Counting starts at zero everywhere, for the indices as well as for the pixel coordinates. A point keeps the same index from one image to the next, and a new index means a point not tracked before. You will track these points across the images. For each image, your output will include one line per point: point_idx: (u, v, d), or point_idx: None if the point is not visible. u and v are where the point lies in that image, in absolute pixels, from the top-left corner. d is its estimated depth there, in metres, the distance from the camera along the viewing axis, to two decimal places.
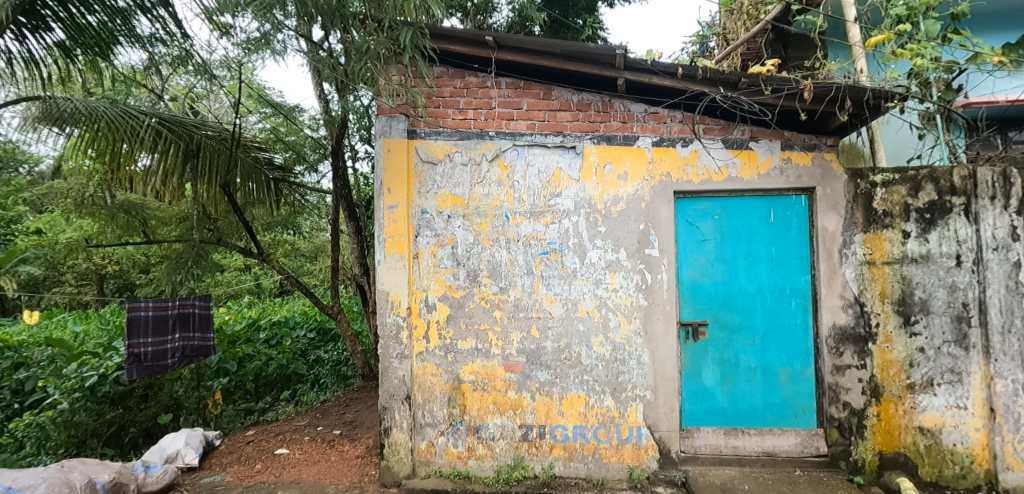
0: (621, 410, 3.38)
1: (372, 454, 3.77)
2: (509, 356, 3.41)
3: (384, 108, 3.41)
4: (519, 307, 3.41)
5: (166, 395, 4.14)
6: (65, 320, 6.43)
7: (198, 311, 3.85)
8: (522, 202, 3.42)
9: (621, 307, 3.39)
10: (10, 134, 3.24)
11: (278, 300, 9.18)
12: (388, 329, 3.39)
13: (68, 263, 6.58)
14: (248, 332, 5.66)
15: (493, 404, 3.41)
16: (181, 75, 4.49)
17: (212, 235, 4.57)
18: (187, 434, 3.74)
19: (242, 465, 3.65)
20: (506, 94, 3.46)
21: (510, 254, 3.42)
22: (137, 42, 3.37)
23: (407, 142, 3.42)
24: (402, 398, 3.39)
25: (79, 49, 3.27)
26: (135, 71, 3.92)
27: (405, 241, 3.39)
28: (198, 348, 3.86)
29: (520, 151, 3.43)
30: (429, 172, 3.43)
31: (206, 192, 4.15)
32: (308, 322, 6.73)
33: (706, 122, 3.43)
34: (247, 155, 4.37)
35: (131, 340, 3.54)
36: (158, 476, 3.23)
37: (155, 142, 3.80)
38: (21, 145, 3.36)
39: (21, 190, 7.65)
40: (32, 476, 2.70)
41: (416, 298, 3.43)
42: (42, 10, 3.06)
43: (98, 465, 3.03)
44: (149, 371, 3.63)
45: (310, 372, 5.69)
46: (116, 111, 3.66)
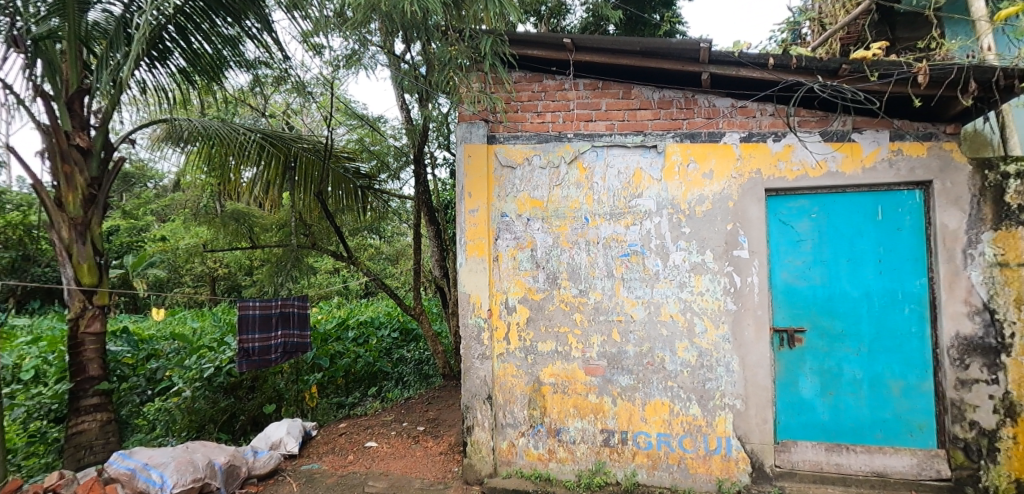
0: (708, 419, 3.23)
1: (454, 452, 3.88)
2: (589, 359, 3.38)
3: (465, 115, 3.50)
4: (599, 310, 3.37)
5: (270, 388, 4.52)
6: (184, 316, 7.22)
7: (297, 310, 4.10)
8: (602, 203, 3.38)
9: (707, 311, 3.25)
10: (139, 152, 3.89)
11: (364, 301, 9.70)
12: (470, 330, 3.48)
13: (187, 266, 7.40)
14: (338, 330, 6.03)
15: (574, 408, 3.39)
16: (281, 93, 4.92)
17: (308, 240, 4.90)
18: (289, 424, 4.03)
19: (336, 455, 3.89)
20: (584, 95, 3.44)
21: (590, 257, 3.39)
22: (244, 65, 3.83)
23: (486, 147, 3.49)
24: (483, 398, 3.46)
25: (197, 74, 3.79)
26: (242, 91, 4.36)
27: (485, 244, 3.46)
28: (298, 344, 4.11)
29: (599, 152, 3.39)
30: (509, 176, 3.49)
31: (303, 201, 4.47)
32: (391, 322, 7.03)
33: (801, 114, 3.20)
34: (337, 166, 4.60)
35: (242, 336, 3.85)
36: (265, 461, 3.51)
37: (259, 155, 4.11)
38: (149, 162, 3.99)
39: (151, 202, 8.76)
40: (165, 455, 3.06)
41: (496, 300, 3.48)
42: (168, 42, 3.54)
43: (216, 448, 3.33)
44: (256, 365, 3.91)
45: (395, 370, 5.95)
46: (226, 128, 3.99)
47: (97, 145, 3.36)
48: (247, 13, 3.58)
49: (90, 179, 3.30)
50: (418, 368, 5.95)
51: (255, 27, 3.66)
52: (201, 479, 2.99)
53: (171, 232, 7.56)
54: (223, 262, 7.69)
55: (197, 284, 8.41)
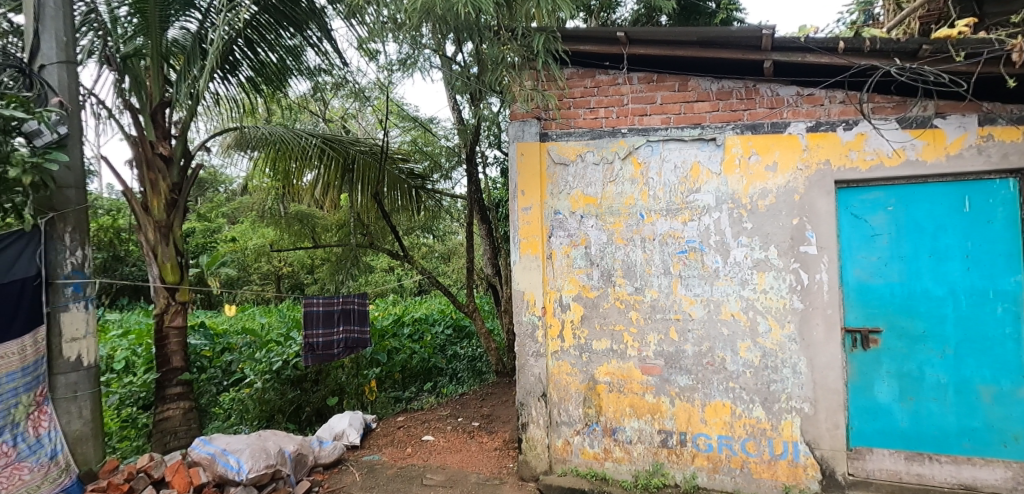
0: (774, 422, 3.10)
1: (509, 448, 3.92)
2: (646, 358, 3.32)
3: (517, 113, 3.53)
4: (656, 308, 3.31)
5: (333, 380, 4.78)
6: (253, 312, 7.69)
7: (357, 306, 4.30)
8: (658, 199, 3.31)
9: (772, 309, 3.11)
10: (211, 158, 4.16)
11: (418, 298, 9.95)
12: (525, 327, 3.51)
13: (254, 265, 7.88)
14: (395, 327, 6.23)
15: (630, 407, 3.34)
16: (339, 98, 5.13)
17: (366, 239, 5.08)
18: (351, 416, 4.20)
19: (395, 448, 4.01)
20: (639, 89, 3.38)
21: (645, 254, 3.33)
22: (306, 73, 4.04)
23: (539, 145, 3.51)
24: (538, 395, 3.48)
25: (264, 83, 4.02)
26: (304, 98, 4.58)
27: (539, 242, 3.48)
28: (358, 340, 4.31)
29: (654, 146, 3.32)
30: (562, 172, 3.48)
31: (362, 201, 4.61)
32: (445, 319, 7.16)
33: (875, 100, 3.00)
34: (393, 167, 4.75)
35: (307, 331, 4.01)
36: (330, 451, 3.68)
37: (320, 158, 4.31)
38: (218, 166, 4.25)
39: (222, 205, 9.37)
40: (241, 441, 3.23)
41: (550, 298, 3.49)
42: (238, 56, 3.77)
43: (286, 436, 3.50)
44: (320, 359, 4.06)
45: (449, 367, 6.06)
46: (289, 134, 4.25)
47: (178, 153, 3.61)
48: (309, 24, 3.79)
49: (172, 184, 3.56)
50: (471, 365, 6.04)
51: (316, 37, 3.89)
52: (273, 466, 3.16)
53: (240, 233, 8.04)
54: (286, 261, 8.12)
55: (264, 282, 8.92)
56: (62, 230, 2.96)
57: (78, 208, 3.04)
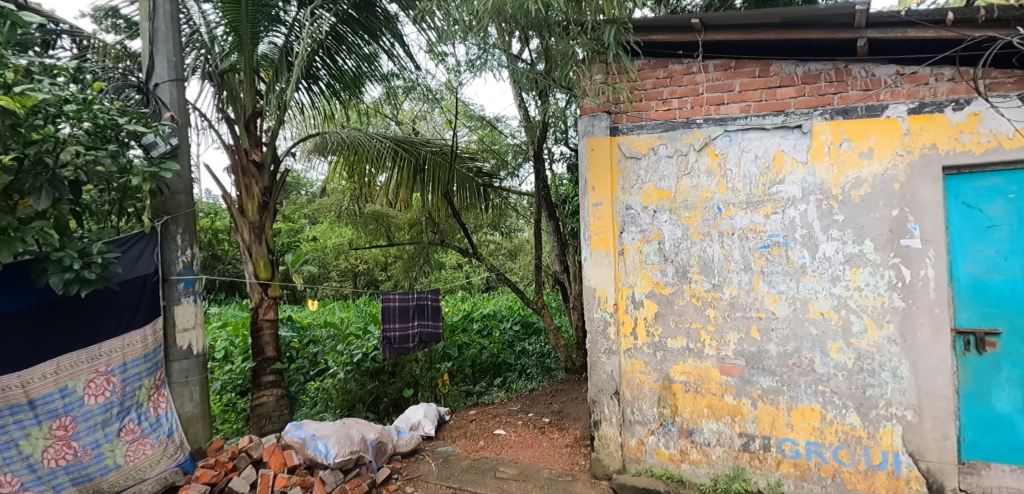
0: (870, 430, 2.87)
1: (581, 445, 3.93)
2: (725, 358, 3.18)
3: (587, 108, 3.52)
4: (735, 306, 3.16)
5: (408, 374, 4.94)
6: (333, 307, 8.19)
7: (431, 302, 4.42)
8: (737, 191, 3.16)
9: (868, 308, 2.88)
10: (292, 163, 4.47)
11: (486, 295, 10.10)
12: (596, 324, 3.50)
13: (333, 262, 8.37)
14: (464, 322, 6.40)
15: (708, 409, 3.22)
16: (411, 101, 5.33)
17: (437, 237, 5.24)
18: (425, 407, 4.35)
19: (468, 440, 4.12)
20: (715, 77, 3.24)
21: (723, 249, 3.20)
22: (379, 79, 4.22)
23: (609, 140, 3.47)
24: (610, 393, 3.45)
25: (342, 90, 4.25)
26: (378, 102, 4.79)
27: (610, 238, 3.45)
28: (432, 334, 4.41)
29: (732, 136, 3.17)
30: (633, 167, 3.43)
31: (433, 201, 4.75)
32: (513, 315, 7.21)
33: (991, 76, 2.69)
34: (462, 167, 4.86)
35: (385, 325, 4.21)
36: (407, 441, 3.83)
37: (393, 159, 4.50)
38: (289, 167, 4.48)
39: (304, 207, 10.06)
40: (327, 428, 3.44)
41: (623, 295, 3.45)
42: (319, 66, 4.02)
43: (367, 425, 3.69)
44: (397, 352, 4.26)
45: (518, 362, 6.01)
46: (365, 138, 4.45)
47: (268, 159, 3.88)
48: (382, 31, 3.97)
49: (263, 188, 3.83)
50: (540, 360, 5.99)
51: (389, 43, 4.07)
52: (356, 452, 3.34)
53: (320, 233, 8.56)
54: (362, 259, 8.56)
55: (342, 279, 9.46)
56: (174, 231, 3.29)
57: (188, 211, 3.36)
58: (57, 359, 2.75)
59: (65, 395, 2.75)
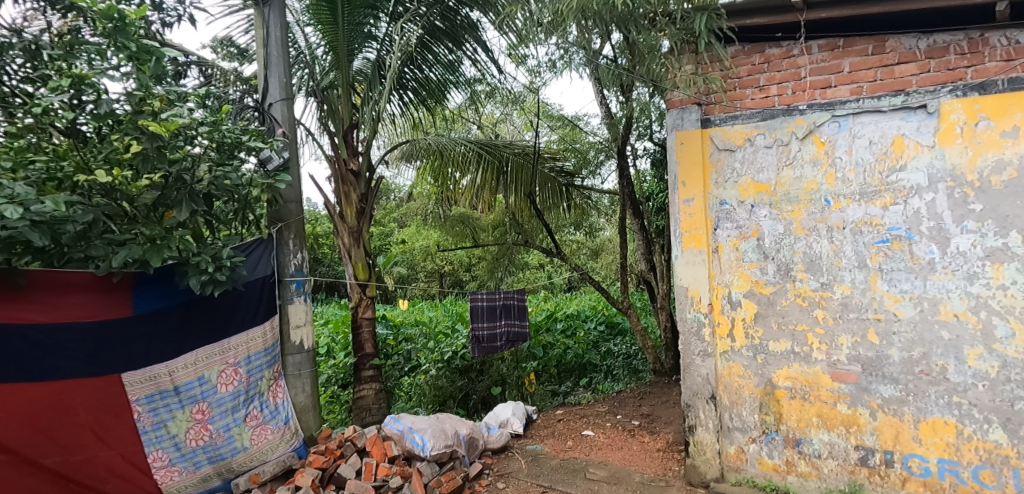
0: (1021, 449, 2.51)
1: (674, 450, 3.82)
2: (836, 363, 2.93)
3: (676, 101, 3.40)
4: (848, 307, 2.90)
5: (495, 372, 5.08)
6: (421, 306, 8.60)
7: (517, 302, 4.48)
8: (848, 182, 2.91)
9: (1016, 309, 2.52)
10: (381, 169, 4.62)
11: (568, 295, 10.07)
12: (689, 325, 3.39)
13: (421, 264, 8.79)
14: (548, 322, 6.45)
15: (818, 417, 2.99)
16: (493, 106, 5.46)
17: (520, 238, 5.27)
18: (513, 406, 4.43)
19: (556, 439, 4.14)
20: (820, 58, 3.00)
21: (833, 245, 2.95)
22: (462, 84, 4.37)
23: (700, 133, 3.32)
24: (706, 397, 3.32)
25: (428, 98, 4.44)
26: (461, 107, 4.95)
27: (703, 235, 3.31)
28: (519, 333, 4.50)
29: (842, 122, 2.92)
30: (728, 159, 3.25)
31: (515, 202, 4.83)
32: (597, 315, 7.10)
33: None
34: (545, 167, 4.89)
35: (474, 324, 4.35)
36: (497, 438, 3.93)
37: (477, 162, 4.65)
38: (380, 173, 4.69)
39: (393, 212, 10.65)
40: (423, 422, 3.64)
41: (718, 294, 3.29)
42: (408, 77, 4.24)
43: (460, 420, 3.83)
44: (485, 350, 4.39)
45: (604, 363, 5.92)
46: (452, 144, 4.60)
47: (363, 168, 4.13)
48: (465, 37, 4.11)
49: (360, 195, 4.08)
50: (627, 362, 5.85)
51: (472, 49, 4.19)
52: (450, 446, 3.50)
53: (408, 235, 8.98)
54: (447, 260, 8.89)
55: (429, 279, 9.90)
56: (287, 236, 3.61)
57: (298, 218, 3.67)
58: (196, 351, 3.12)
59: (202, 383, 3.11)
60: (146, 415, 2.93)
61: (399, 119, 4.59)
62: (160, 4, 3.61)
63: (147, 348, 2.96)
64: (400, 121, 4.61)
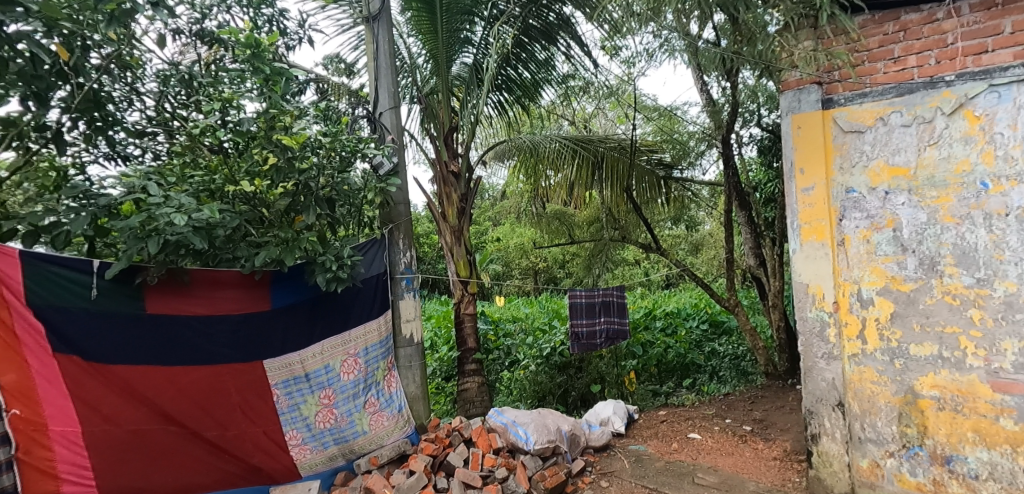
0: None
1: (792, 460, 3.57)
2: (998, 371, 2.53)
3: (791, 83, 3.21)
4: (1014, 307, 2.49)
5: (594, 369, 5.03)
6: (516, 302, 8.79)
7: (617, 299, 4.46)
8: (1011, 161, 2.48)
9: None
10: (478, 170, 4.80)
11: (666, 292, 9.71)
12: (810, 325, 3.16)
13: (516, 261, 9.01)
14: (646, 320, 6.28)
15: (975, 433, 2.60)
16: (586, 100, 5.41)
17: (618, 234, 5.24)
18: (614, 404, 4.35)
19: (660, 441, 4.02)
20: (972, 20, 2.59)
21: (992, 235, 2.54)
22: (555, 81, 4.39)
23: (821, 115, 3.07)
24: (833, 404, 3.08)
25: (522, 98, 4.48)
26: (554, 104, 4.96)
27: (825, 227, 3.06)
28: (618, 331, 4.45)
29: (1002, 92, 2.49)
30: (855, 142, 2.96)
31: (611, 196, 4.74)
32: (699, 313, 6.77)
33: None
34: (641, 160, 4.76)
35: (573, 321, 4.32)
36: (599, 435, 3.91)
37: (572, 159, 4.63)
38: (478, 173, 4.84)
39: (487, 211, 10.98)
40: (526, 415, 3.65)
41: (844, 291, 3.01)
42: (504, 78, 4.31)
43: (561, 416, 3.81)
44: (585, 348, 4.35)
45: (708, 364, 5.64)
46: (548, 143, 4.70)
47: (463, 169, 4.28)
48: (559, 33, 4.12)
49: (460, 195, 4.24)
50: (735, 364, 5.54)
51: (566, 44, 4.18)
52: (553, 441, 3.51)
53: (503, 233, 9.23)
54: (541, 258, 8.99)
55: (523, 276, 10.07)
56: (397, 236, 3.86)
57: (405, 219, 3.90)
58: (322, 342, 3.44)
59: (328, 371, 3.43)
60: (283, 397, 3.27)
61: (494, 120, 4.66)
62: (285, 30, 4.03)
63: (283, 338, 3.31)
64: (495, 122, 4.67)
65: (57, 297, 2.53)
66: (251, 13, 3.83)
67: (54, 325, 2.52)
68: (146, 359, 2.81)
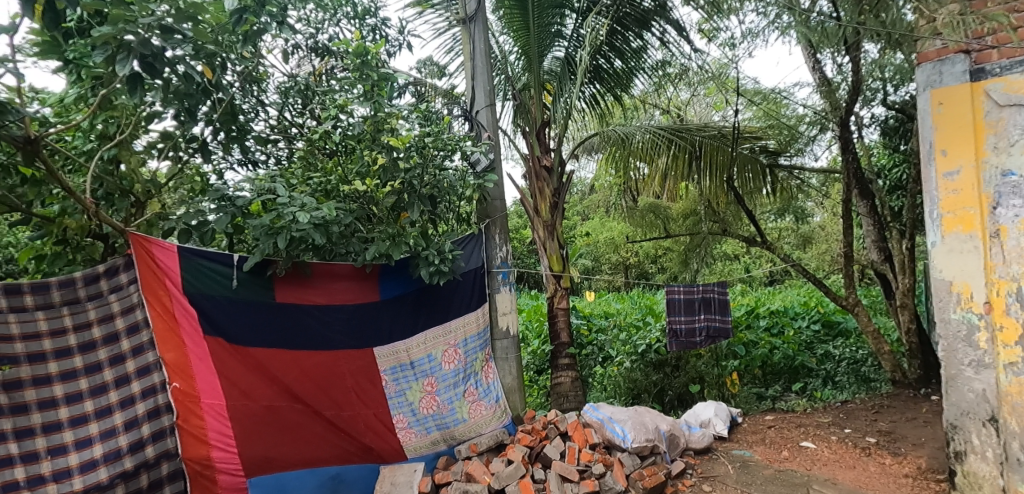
0: None
1: (928, 479, 3.19)
2: None
3: (929, 53, 2.86)
4: None
5: (693, 369, 4.83)
6: (607, 297, 8.69)
7: (718, 296, 4.22)
8: None
9: None
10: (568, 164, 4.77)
11: (770, 289, 9.09)
12: (954, 328, 2.79)
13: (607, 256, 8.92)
14: (749, 318, 5.89)
15: None
16: (682, 88, 5.19)
17: (719, 226, 4.97)
18: (715, 406, 4.16)
19: (768, 448, 3.79)
20: None
21: None
22: (648, 69, 4.26)
23: (970, 89, 2.71)
24: (983, 419, 2.69)
25: (614, 88, 4.38)
26: (647, 93, 4.80)
27: (975, 217, 2.68)
28: (719, 329, 4.22)
29: None
30: (1014, 117, 2.58)
31: (710, 186, 4.49)
32: (810, 312, 6.23)
33: None
34: (743, 147, 4.49)
35: (670, 317, 4.17)
36: (699, 438, 3.76)
37: (669, 149, 4.43)
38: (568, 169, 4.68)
39: (576, 206, 10.95)
40: (623, 413, 3.64)
41: (999, 290, 2.63)
42: (598, 68, 4.24)
43: (659, 415, 3.74)
44: (683, 345, 4.19)
45: (821, 368, 5.19)
46: (643, 134, 4.43)
47: (556, 163, 4.27)
48: (654, 18, 3.99)
49: (553, 190, 4.25)
50: (854, 368, 5.05)
51: (661, 29, 4.04)
52: (651, 440, 3.45)
53: (592, 227, 9.16)
54: (633, 252, 8.81)
55: (613, 271, 9.92)
56: (494, 231, 3.97)
57: (501, 214, 3.99)
58: (426, 332, 3.63)
59: (431, 360, 3.61)
60: (391, 382, 3.48)
61: (586, 113, 4.59)
62: (387, 38, 4.28)
63: (391, 328, 3.53)
64: (587, 114, 4.60)
65: (205, 286, 2.83)
66: (357, 24, 4.10)
67: (205, 311, 2.80)
68: (276, 343, 3.07)
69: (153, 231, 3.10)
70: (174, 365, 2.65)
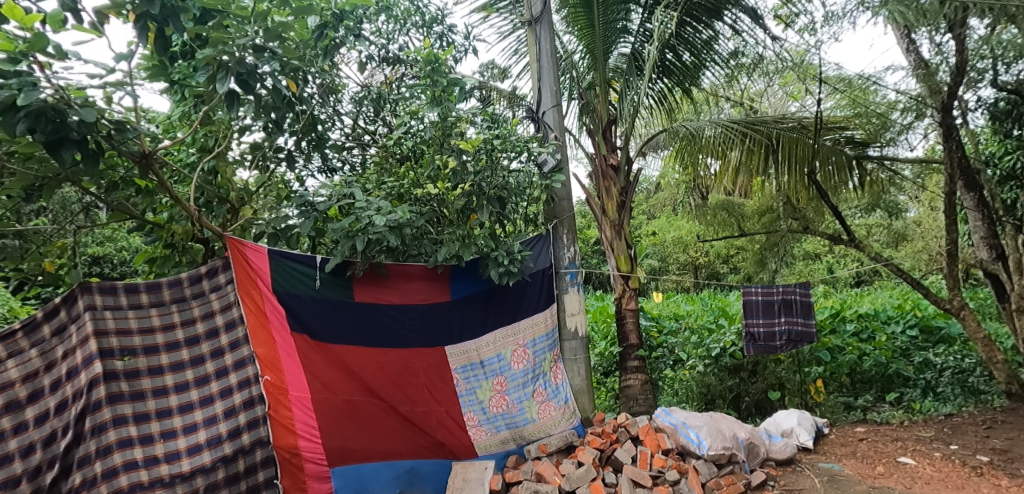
0: None
1: None
2: None
3: None
4: None
5: (772, 375, 4.52)
6: (675, 298, 8.42)
7: (801, 296, 3.94)
8: None
9: None
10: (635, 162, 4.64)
11: (857, 290, 8.44)
12: None
13: (674, 256, 8.65)
14: (834, 322, 5.49)
15: None
16: (756, 79, 4.94)
17: (800, 224, 4.71)
18: (799, 415, 3.92)
19: (860, 462, 3.52)
20: None
21: None
22: (719, 60, 4.10)
23: None
24: None
25: (684, 82, 4.23)
26: (718, 86, 4.61)
27: None
28: (802, 333, 3.95)
29: None
30: None
31: (789, 181, 4.24)
32: (904, 316, 5.60)
33: None
34: (825, 138, 4.22)
35: (747, 320, 4.01)
36: (781, 448, 3.58)
37: (744, 142, 4.18)
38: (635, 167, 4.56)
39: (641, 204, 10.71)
40: (697, 418, 3.52)
41: None
42: (666, 62, 4.11)
43: (737, 422, 3.60)
44: (762, 349, 4.00)
45: (920, 377, 4.76)
46: (714, 128, 4.24)
47: (622, 162, 4.18)
48: (726, 7, 3.84)
49: (620, 189, 4.17)
50: (959, 379, 4.61)
51: (734, 17, 3.88)
52: (728, 448, 3.31)
53: (658, 226, 8.92)
54: (703, 251, 8.49)
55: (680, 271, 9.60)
56: (561, 232, 3.97)
57: (569, 214, 3.99)
58: (495, 331, 3.69)
59: (500, 360, 3.66)
60: (462, 381, 3.56)
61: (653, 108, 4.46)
62: (454, 43, 4.39)
63: (462, 327, 3.61)
64: (654, 110, 4.48)
65: (293, 286, 3.03)
66: (425, 32, 4.23)
67: (292, 310, 2.99)
68: (356, 340, 3.23)
69: (246, 235, 3.35)
70: (264, 359, 2.80)
